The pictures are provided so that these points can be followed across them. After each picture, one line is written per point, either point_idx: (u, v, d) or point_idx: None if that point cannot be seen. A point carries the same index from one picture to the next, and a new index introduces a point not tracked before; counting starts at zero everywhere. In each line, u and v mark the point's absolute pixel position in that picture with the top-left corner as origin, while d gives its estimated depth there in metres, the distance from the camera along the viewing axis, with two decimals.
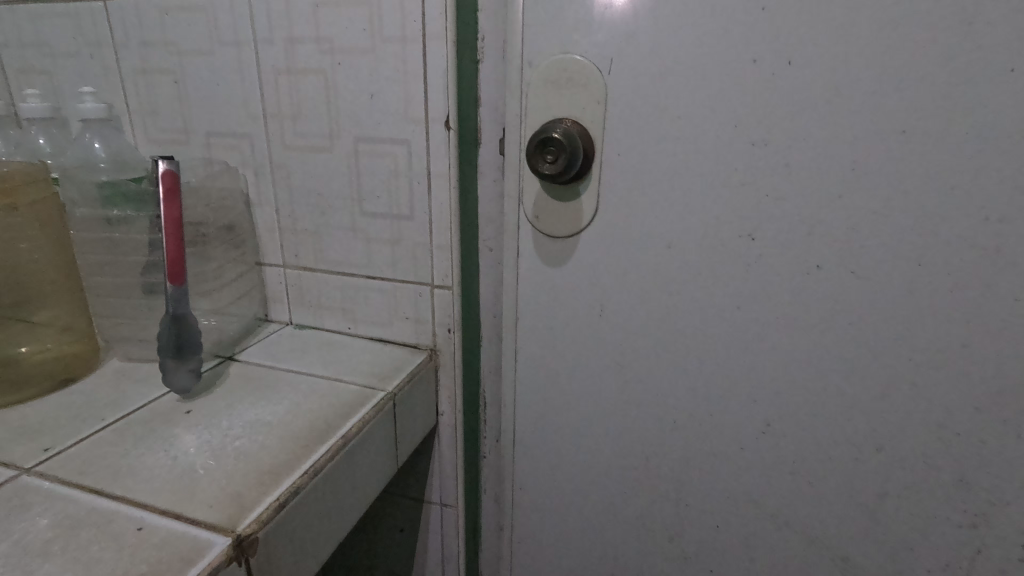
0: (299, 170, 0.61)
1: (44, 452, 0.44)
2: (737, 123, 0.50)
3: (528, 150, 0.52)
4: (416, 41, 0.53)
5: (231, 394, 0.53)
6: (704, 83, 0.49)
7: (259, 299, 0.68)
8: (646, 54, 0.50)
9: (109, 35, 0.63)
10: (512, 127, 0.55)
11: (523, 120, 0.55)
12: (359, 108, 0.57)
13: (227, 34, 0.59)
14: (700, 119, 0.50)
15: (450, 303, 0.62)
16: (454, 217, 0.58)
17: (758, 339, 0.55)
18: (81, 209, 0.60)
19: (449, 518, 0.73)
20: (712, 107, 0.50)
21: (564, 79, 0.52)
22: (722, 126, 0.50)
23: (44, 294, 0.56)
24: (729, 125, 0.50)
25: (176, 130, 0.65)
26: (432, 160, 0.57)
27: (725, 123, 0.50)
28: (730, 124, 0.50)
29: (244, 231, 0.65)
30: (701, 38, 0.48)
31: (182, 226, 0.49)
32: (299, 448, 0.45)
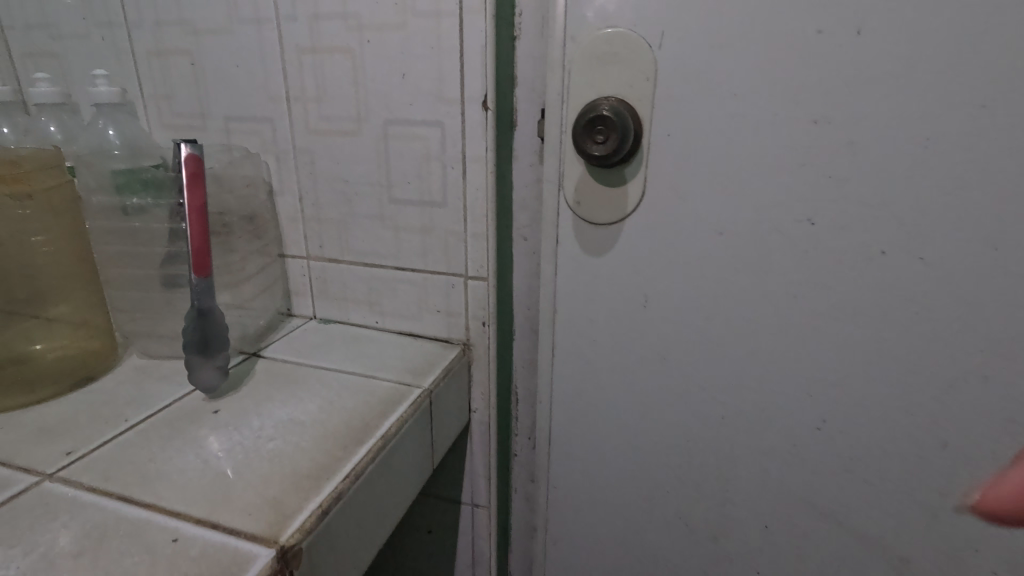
0: (324, 155, 0.58)
1: (66, 455, 0.41)
2: (798, 101, 0.46)
3: (574, 131, 0.49)
4: (452, 15, 0.50)
5: (259, 392, 0.50)
6: (763, 56, 0.46)
7: (282, 292, 0.66)
8: (699, 27, 0.47)
9: (122, 14, 0.60)
10: (552, 108, 0.52)
11: (564, 100, 0.51)
12: (388, 89, 0.54)
13: (246, 12, 0.55)
14: (758, 96, 0.47)
15: (484, 296, 0.58)
16: (490, 203, 0.55)
17: (814, 331, 0.52)
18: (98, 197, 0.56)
19: (480, 519, 0.70)
20: (772, 82, 0.46)
21: (609, 54, 0.49)
22: (781, 103, 0.47)
23: (58, 288, 0.53)
24: (790, 101, 0.47)
25: (192, 115, 0.61)
26: (467, 143, 0.53)
27: (785, 99, 0.47)
28: (791, 101, 0.47)
29: (266, 221, 0.62)
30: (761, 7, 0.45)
31: (206, 215, 0.46)
32: (336, 449, 0.42)
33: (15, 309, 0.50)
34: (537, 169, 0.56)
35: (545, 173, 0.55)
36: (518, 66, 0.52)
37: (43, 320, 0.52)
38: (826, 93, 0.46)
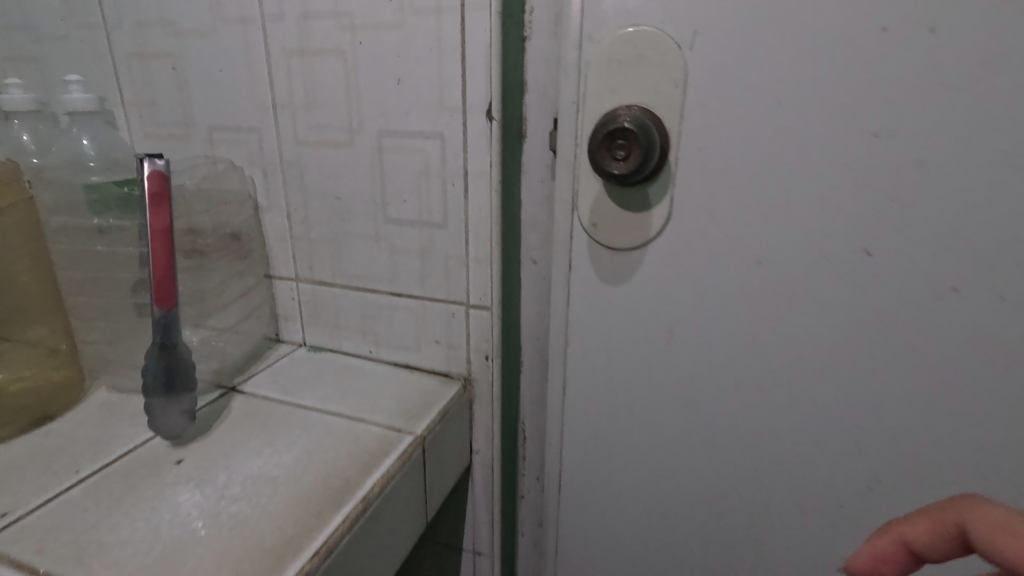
0: (314, 169, 0.52)
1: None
2: (858, 111, 0.39)
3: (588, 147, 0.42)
4: (453, 11, 0.43)
5: (230, 437, 0.44)
6: (820, 57, 0.39)
7: (270, 317, 0.60)
8: (740, 24, 0.40)
9: (101, 14, 0.55)
10: (567, 117, 0.46)
11: (580, 108, 0.45)
12: (383, 96, 0.47)
13: (230, 10, 0.50)
14: (812, 104, 0.40)
15: (487, 327, 0.52)
16: (495, 225, 0.48)
17: (869, 377, 0.45)
18: (61, 218, 0.52)
19: (483, 567, 0.64)
20: (829, 88, 0.39)
21: (632, 56, 0.42)
22: (838, 113, 0.39)
23: (28, 313, 0.48)
24: (847, 111, 0.39)
25: (174, 123, 0.56)
26: (470, 156, 0.47)
27: (841, 108, 0.39)
28: (850, 111, 0.39)
29: (252, 239, 0.57)
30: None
31: (171, 239, 0.41)
32: (308, 515, 0.36)
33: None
34: (551, 185, 0.49)
35: (558, 190, 0.48)
36: (529, 69, 0.46)
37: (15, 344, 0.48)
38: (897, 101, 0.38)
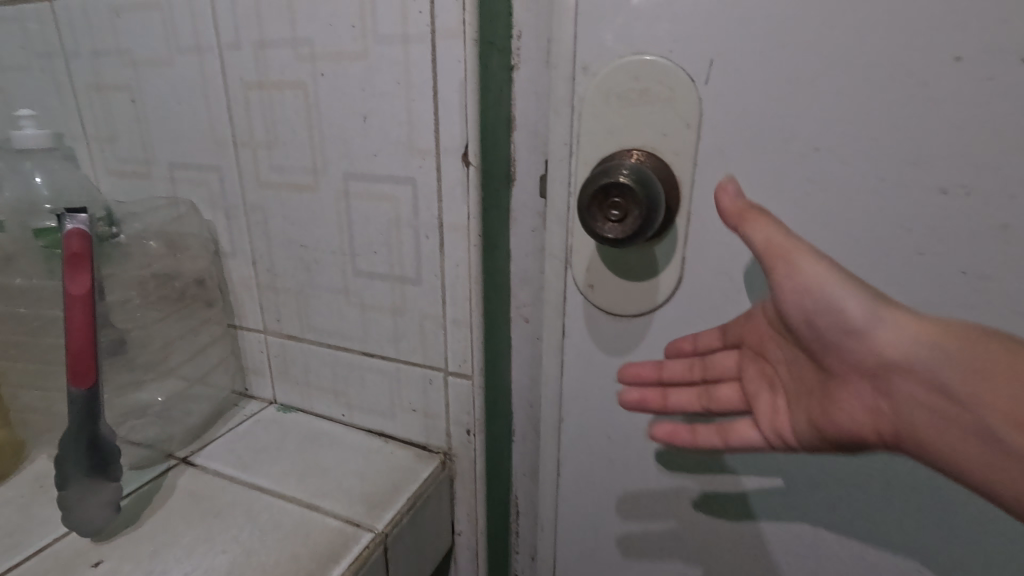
0: (278, 213, 0.47)
1: None
2: (919, 161, 0.30)
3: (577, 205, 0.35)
4: (422, 40, 0.37)
5: (162, 529, 0.39)
6: (872, 93, 0.30)
7: (237, 370, 0.54)
8: (770, 51, 0.31)
9: (60, 43, 0.51)
10: (558, 161, 0.39)
11: (573, 151, 0.38)
12: (348, 135, 0.41)
13: (186, 38, 0.45)
14: (864, 151, 0.31)
15: (468, 398, 0.45)
16: (476, 284, 0.41)
17: (934, 490, 0.35)
18: None
19: None
20: (884, 132, 0.31)
21: (636, 90, 0.35)
22: (896, 163, 0.31)
23: None
24: (906, 161, 0.31)
25: (136, 160, 0.51)
26: (445, 206, 0.40)
27: (898, 157, 0.31)
28: (909, 161, 0.31)
29: (217, 286, 0.52)
30: (870, 19, 0.29)
31: (95, 304, 0.35)
32: None
33: None
34: (541, 237, 0.42)
35: (550, 244, 0.41)
36: (517, 103, 0.40)
37: None
38: (975, 149, 0.29)
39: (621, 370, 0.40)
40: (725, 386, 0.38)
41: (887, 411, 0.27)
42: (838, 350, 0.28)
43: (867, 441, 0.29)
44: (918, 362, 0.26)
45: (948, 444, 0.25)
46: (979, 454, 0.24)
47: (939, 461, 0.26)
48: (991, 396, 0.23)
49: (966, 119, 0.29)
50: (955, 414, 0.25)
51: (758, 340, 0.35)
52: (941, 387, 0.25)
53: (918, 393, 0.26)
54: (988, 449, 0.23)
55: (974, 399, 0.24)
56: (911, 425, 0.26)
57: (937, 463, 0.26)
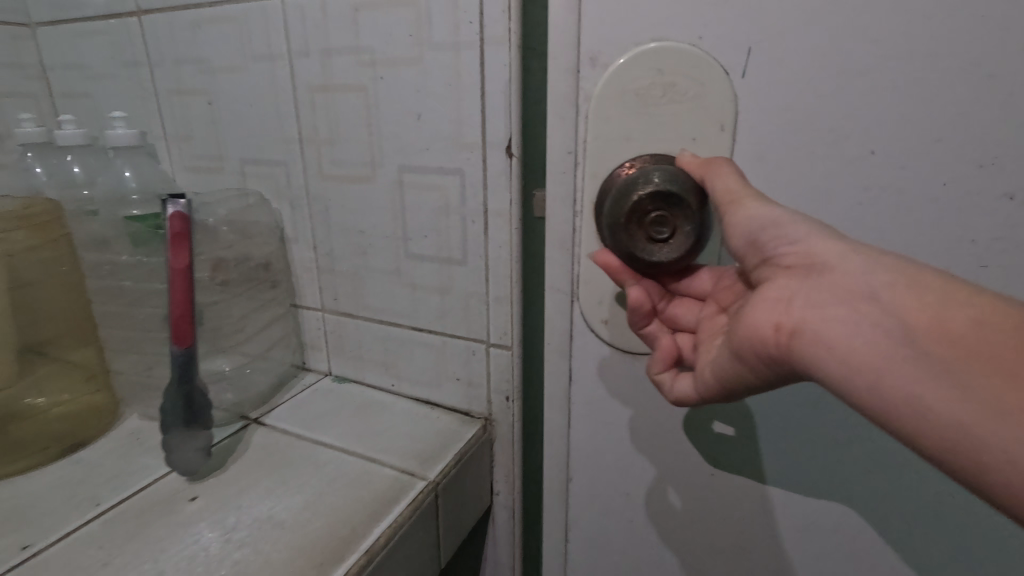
0: (338, 203, 0.52)
1: (22, 550, 0.37)
2: (985, 163, 0.32)
3: (611, 235, 0.35)
4: (471, 47, 0.42)
5: (245, 474, 0.44)
6: (926, 99, 0.31)
7: (296, 346, 0.60)
8: (806, 52, 0.33)
9: (145, 53, 0.57)
10: (558, 174, 0.40)
11: (578, 159, 0.39)
12: (403, 131, 0.47)
13: (259, 47, 0.51)
14: (899, 148, 0.33)
15: (508, 367, 0.50)
16: (516, 265, 0.46)
17: None
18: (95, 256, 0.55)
19: None
20: (949, 134, 0.32)
21: (655, 85, 0.36)
22: (962, 166, 0.32)
23: (70, 335, 0.52)
24: (972, 163, 0.32)
25: (209, 156, 0.58)
26: (490, 194, 0.45)
27: (961, 159, 0.32)
28: (974, 162, 0.32)
29: (281, 269, 0.57)
30: (889, 15, 0.31)
31: (192, 277, 0.41)
32: (311, 566, 0.36)
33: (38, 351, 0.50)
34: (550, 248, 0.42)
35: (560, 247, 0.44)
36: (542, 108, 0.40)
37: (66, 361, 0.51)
38: (988, 140, 0.31)
39: (600, 252, 0.38)
40: (682, 335, 0.40)
41: (801, 311, 0.28)
42: (778, 259, 0.30)
43: (766, 346, 0.30)
44: (854, 271, 0.27)
45: (855, 338, 0.26)
46: (886, 351, 0.25)
47: (830, 357, 0.27)
48: (908, 301, 0.25)
49: (981, 112, 0.31)
50: (870, 318, 0.26)
51: (709, 284, 0.38)
52: (865, 292, 0.26)
53: (842, 296, 0.27)
54: (891, 351, 0.25)
55: (893, 303, 0.25)
56: (824, 328, 0.27)
57: (832, 359, 0.27)
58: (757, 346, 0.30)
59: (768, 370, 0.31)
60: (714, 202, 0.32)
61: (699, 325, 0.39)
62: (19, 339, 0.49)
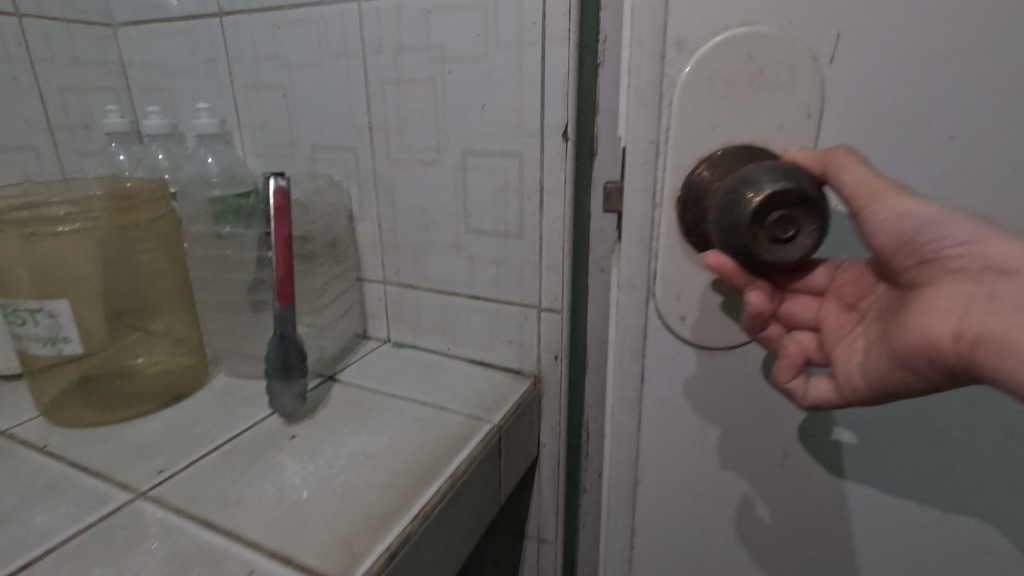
0: (403, 184, 0.59)
1: (159, 474, 0.43)
2: None
3: (732, 236, 0.35)
4: (534, 45, 0.48)
5: (333, 419, 0.51)
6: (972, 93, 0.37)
7: (359, 315, 0.67)
8: (895, 36, 0.36)
9: (224, 51, 0.64)
10: (637, 163, 0.44)
11: (659, 150, 0.43)
12: (468, 120, 0.53)
13: (335, 45, 0.57)
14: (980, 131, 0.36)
15: (558, 328, 0.56)
16: (568, 236, 0.53)
17: None
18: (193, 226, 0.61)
19: (546, 554, 0.66)
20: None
21: (743, 72, 0.39)
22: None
23: (160, 305, 0.57)
24: None
25: (282, 144, 0.64)
26: (546, 173, 0.52)
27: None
28: None
29: (348, 245, 0.64)
30: None
31: (291, 245, 0.47)
32: (408, 486, 0.42)
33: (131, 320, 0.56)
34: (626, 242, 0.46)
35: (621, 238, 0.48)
36: (601, 94, 0.50)
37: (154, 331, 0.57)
38: None
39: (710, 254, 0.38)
40: (801, 329, 0.44)
41: (985, 322, 0.30)
42: (951, 266, 0.32)
43: (937, 353, 0.32)
44: None
45: None
46: None
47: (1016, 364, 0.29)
48: None
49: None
50: None
51: (827, 280, 0.42)
52: None
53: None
54: None
55: None
56: (1011, 337, 0.29)
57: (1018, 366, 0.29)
58: (926, 352, 0.33)
59: (926, 371, 0.34)
60: (844, 194, 0.34)
61: (821, 319, 0.43)
62: (120, 307, 0.54)
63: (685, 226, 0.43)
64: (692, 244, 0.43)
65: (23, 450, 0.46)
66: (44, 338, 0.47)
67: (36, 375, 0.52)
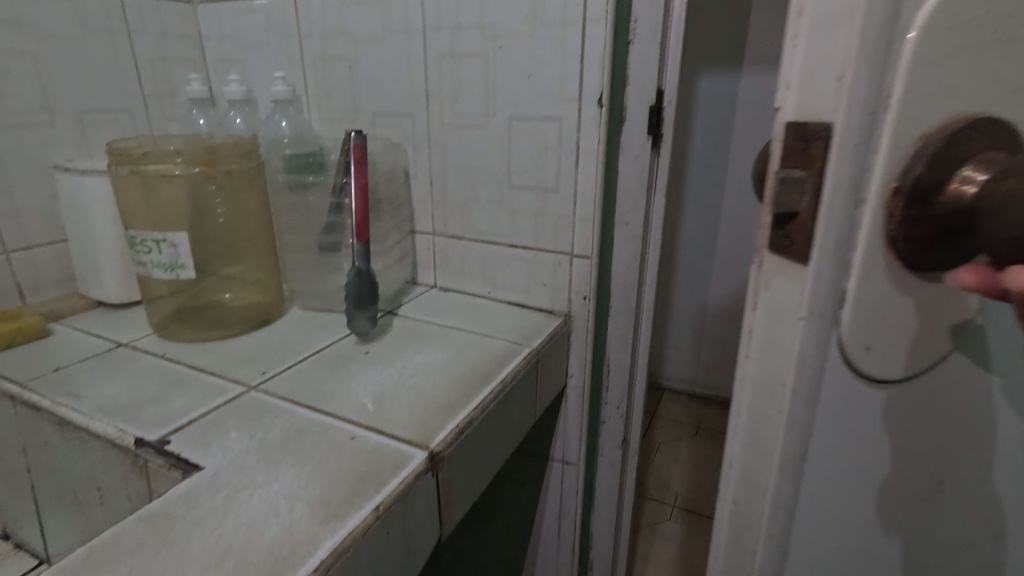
0: (455, 146, 0.67)
1: (263, 374, 0.53)
2: None
3: None
4: (576, 24, 0.57)
5: (398, 341, 0.60)
6: None
7: (410, 264, 0.76)
8: None
9: (296, 27, 0.72)
10: (850, 148, 0.26)
11: (880, 124, 0.26)
12: (515, 88, 0.62)
13: (398, 22, 0.65)
14: None
15: (587, 272, 0.65)
16: (599, 190, 0.61)
17: None
18: (275, 178, 0.71)
19: (569, 476, 0.76)
20: None
21: (987, 17, 0.25)
22: None
23: (244, 251, 0.66)
24: None
25: (346, 110, 0.73)
26: (582, 136, 0.60)
27: None
28: None
29: (403, 200, 0.73)
30: None
31: (368, 191, 0.56)
32: (467, 387, 0.51)
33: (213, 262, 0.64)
34: (816, 249, 0.28)
35: (779, 248, 0.30)
36: (630, 69, 0.58)
37: (235, 276, 0.66)
38: None
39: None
40: None
41: None
42: None
43: None
44: None
45: None
46: None
47: None
48: None
49: None
50: None
51: None
52: None
53: None
54: None
55: None
56: None
57: None
58: None
59: None
60: None
61: None
62: (211, 250, 0.63)
63: (896, 230, 0.27)
64: (898, 251, 0.28)
65: (148, 356, 0.57)
66: (165, 265, 0.57)
67: (151, 301, 0.62)
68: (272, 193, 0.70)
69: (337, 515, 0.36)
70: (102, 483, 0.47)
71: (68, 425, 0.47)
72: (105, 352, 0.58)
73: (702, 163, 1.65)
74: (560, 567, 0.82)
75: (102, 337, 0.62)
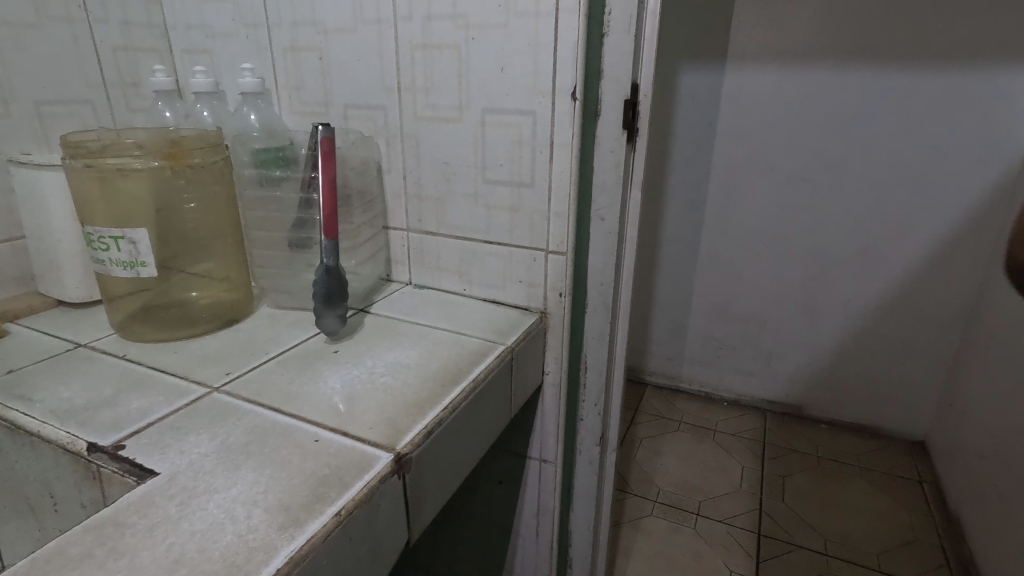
0: (428, 139, 0.66)
1: (227, 374, 0.52)
2: None
3: None
4: (550, 15, 0.55)
5: (369, 340, 0.59)
6: None
7: (384, 260, 0.74)
8: None
9: (264, 17, 0.70)
10: None
11: None
12: (489, 80, 0.60)
13: (369, 12, 0.63)
14: None
15: (563, 268, 0.64)
16: (573, 185, 0.61)
17: None
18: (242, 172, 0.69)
19: (547, 473, 0.75)
20: None
21: None
22: None
23: (211, 248, 0.64)
24: None
25: (318, 103, 0.71)
26: (556, 130, 0.59)
27: None
28: None
29: (376, 195, 0.71)
30: None
31: (336, 186, 0.55)
32: (438, 385, 0.50)
33: (177, 260, 0.62)
34: None
35: None
36: (604, 61, 0.57)
37: (201, 274, 0.64)
38: None
39: None
40: None
41: None
42: None
43: None
44: None
45: None
46: None
47: None
48: None
49: None
50: None
51: None
52: None
53: None
54: None
55: None
56: None
57: None
58: None
59: None
60: None
61: None
62: (175, 247, 0.61)
63: None
64: None
65: (108, 357, 0.55)
66: (124, 262, 0.55)
67: (113, 301, 0.60)
68: (240, 188, 0.68)
69: (296, 521, 0.35)
70: (55, 489, 0.45)
71: (19, 430, 0.45)
72: (62, 353, 0.56)
73: (685, 158, 1.66)
74: (539, 565, 0.81)
75: (61, 337, 0.60)
